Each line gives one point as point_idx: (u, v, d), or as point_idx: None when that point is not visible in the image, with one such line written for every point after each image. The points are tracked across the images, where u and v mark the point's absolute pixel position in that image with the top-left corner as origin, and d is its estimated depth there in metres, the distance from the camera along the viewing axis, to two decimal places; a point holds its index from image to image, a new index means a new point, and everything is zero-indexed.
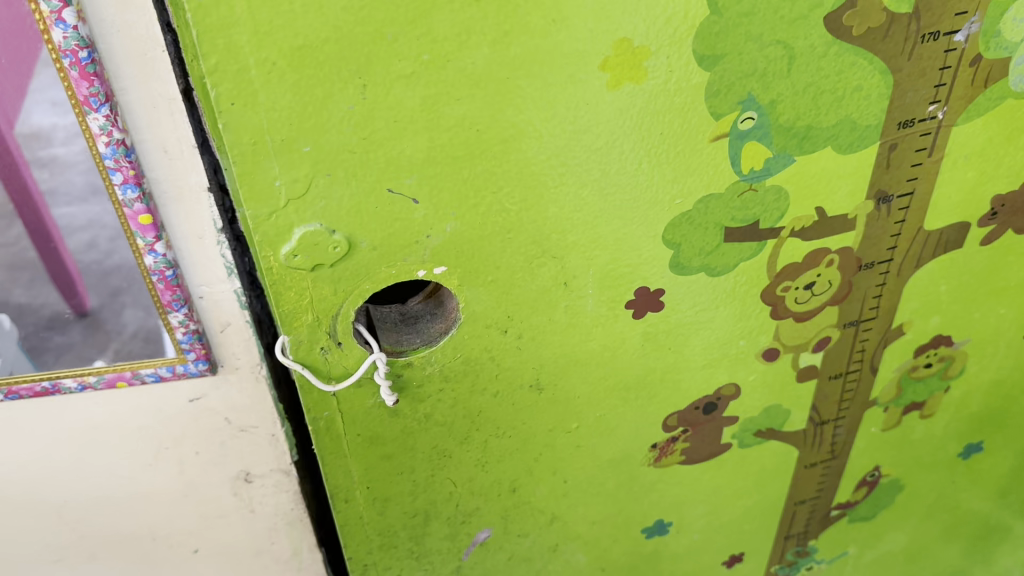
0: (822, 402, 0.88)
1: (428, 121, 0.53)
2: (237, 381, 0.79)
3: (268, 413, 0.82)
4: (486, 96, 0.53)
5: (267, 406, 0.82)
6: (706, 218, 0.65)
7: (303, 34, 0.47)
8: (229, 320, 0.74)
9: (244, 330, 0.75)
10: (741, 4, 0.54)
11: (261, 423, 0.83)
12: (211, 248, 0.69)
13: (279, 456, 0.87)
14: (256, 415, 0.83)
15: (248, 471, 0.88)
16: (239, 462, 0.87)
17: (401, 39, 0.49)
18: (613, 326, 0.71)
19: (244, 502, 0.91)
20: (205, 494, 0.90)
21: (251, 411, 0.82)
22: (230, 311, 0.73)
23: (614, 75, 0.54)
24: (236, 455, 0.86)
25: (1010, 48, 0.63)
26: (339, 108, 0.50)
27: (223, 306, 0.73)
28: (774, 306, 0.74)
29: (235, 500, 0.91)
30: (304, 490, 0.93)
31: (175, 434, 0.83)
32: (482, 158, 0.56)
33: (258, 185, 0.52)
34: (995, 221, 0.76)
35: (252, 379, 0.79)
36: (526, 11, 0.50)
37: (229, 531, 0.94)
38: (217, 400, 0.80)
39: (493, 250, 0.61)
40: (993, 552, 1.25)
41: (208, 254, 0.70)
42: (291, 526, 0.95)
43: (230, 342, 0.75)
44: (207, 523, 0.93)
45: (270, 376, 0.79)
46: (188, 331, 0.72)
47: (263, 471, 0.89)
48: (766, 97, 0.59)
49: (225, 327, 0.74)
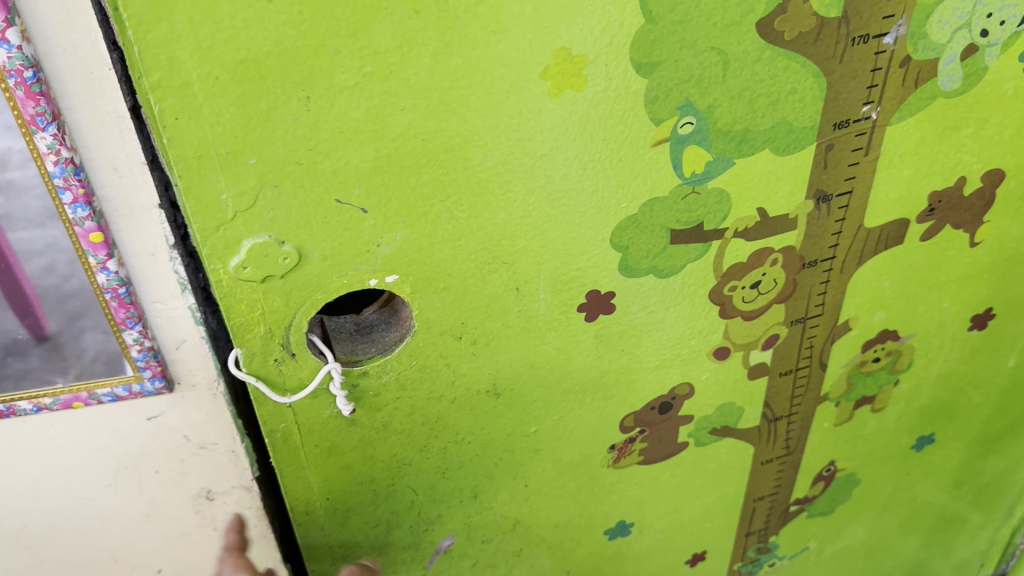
0: (775, 399, 0.90)
1: (374, 132, 0.53)
2: (194, 399, 0.79)
3: (227, 429, 0.82)
4: (430, 106, 0.54)
5: (226, 422, 0.82)
6: (651, 221, 0.67)
7: (245, 47, 0.47)
8: (184, 337, 0.74)
9: (199, 346, 0.75)
10: (674, 13, 0.56)
11: (220, 439, 0.83)
12: (163, 265, 0.69)
13: (240, 472, 0.87)
14: (216, 432, 0.82)
15: (209, 489, 0.88)
16: (200, 479, 0.87)
17: (344, 51, 0.49)
18: (567, 330, 0.72)
19: (207, 520, 0.91)
20: (167, 514, 0.89)
21: (210, 428, 0.82)
22: (184, 328, 0.73)
23: (555, 83, 0.56)
24: (196, 473, 0.86)
25: (937, 49, 0.65)
26: (283, 119, 0.51)
27: (177, 323, 0.73)
28: (722, 305, 0.77)
29: (197, 518, 0.90)
30: (267, 506, 0.92)
31: (134, 452, 0.82)
32: (429, 167, 0.57)
33: (205, 198, 0.53)
34: (933, 217, 0.79)
35: (210, 396, 0.79)
36: (466, 22, 0.51)
37: (193, 550, 0.93)
38: (175, 417, 0.80)
39: (444, 257, 0.62)
40: (948, 541, 1.28)
41: (160, 271, 0.70)
42: (255, 542, 0.95)
43: (186, 359, 0.76)
44: (171, 542, 0.92)
45: (227, 392, 0.79)
46: (143, 348, 0.72)
47: (225, 488, 0.88)
48: (704, 103, 0.61)
49: (180, 344, 0.74)
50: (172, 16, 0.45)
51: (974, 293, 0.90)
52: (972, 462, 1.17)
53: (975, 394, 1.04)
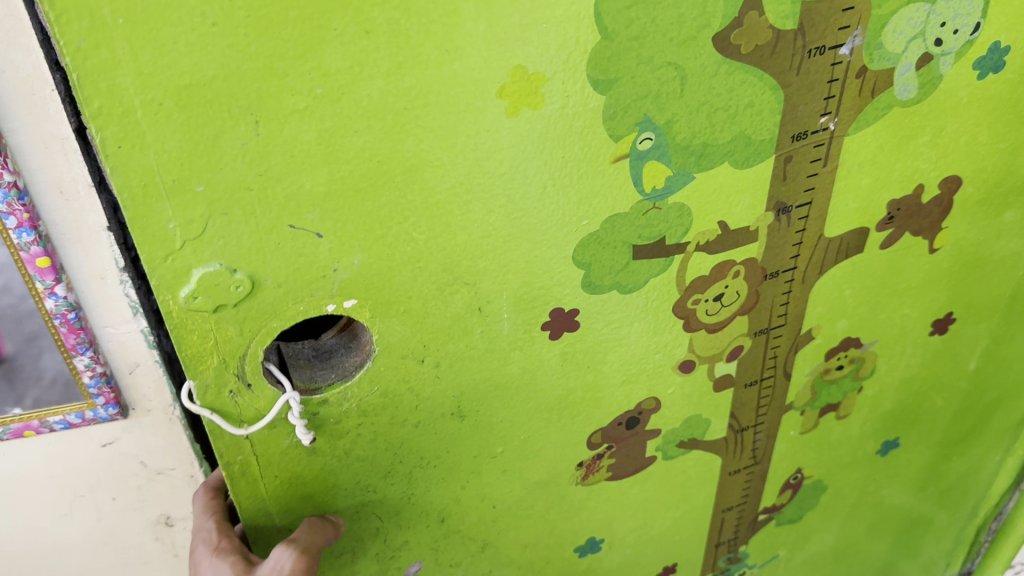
0: (740, 410, 0.89)
1: (326, 155, 0.52)
2: (150, 424, 0.78)
3: (185, 455, 0.81)
4: (383, 127, 0.52)
5: (184, 447, 0.81)
6: (613, 237, 0.66)
7: (189, 72, 0.46)
8: (137, 361, 0.73)
9: (154, 370, 0.74)
10: (630, 29, 0.55)
11: (178, 465, 0.82)
12: (113, 288, 0.68)
13: None
14: (173, 457, 0.81)
15: (168, 515, 0.87)
16: (159, 505, 0.86)
17: (292, 73, 0.48)
18: (531, 349, 0.71)
19: (167, 546, 0.90)
20: (125, 542, 0.88)
21: (167, 454, 0.81)
22: (137, 352, 0.72)
23: (512, 102, 0.55)
24: (155, 499, 0.85)
25: (893, 59, 0.66)
26: (231, 144, 0.49)
27: (130, 347, 0.72)
28: (686, 319, 0.76)
29: (158, 544, 0.90)
30: None
31: (89, 481, 0.81)
32: (385, 189, 0.55)
33: (151, 228, 0.50)
34: (893, 224, 0.79)
35: (166, 420, 0.78)
36: (418, 41, 0.50)
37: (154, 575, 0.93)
38: (131, 444, 0.79)
39: (403, 280, 0.61)
40: (913, 541, 1.30)
41: (110, 294, 0.68)
42: None
43: (141, 383, 0.75)
44: (131, 569, 0.92)
45: (183, 417, 0.78)
46: (96, 374, 0.71)
47: (185, 514, 0.87)
48: (661, 118, 0.61)
49: (134, 368, 0.73)
50: (112, 39, 0.43)
51: (934, 299, 0.90)
52: (936, 464, 1.18)
53: (938, 398, 1.05)
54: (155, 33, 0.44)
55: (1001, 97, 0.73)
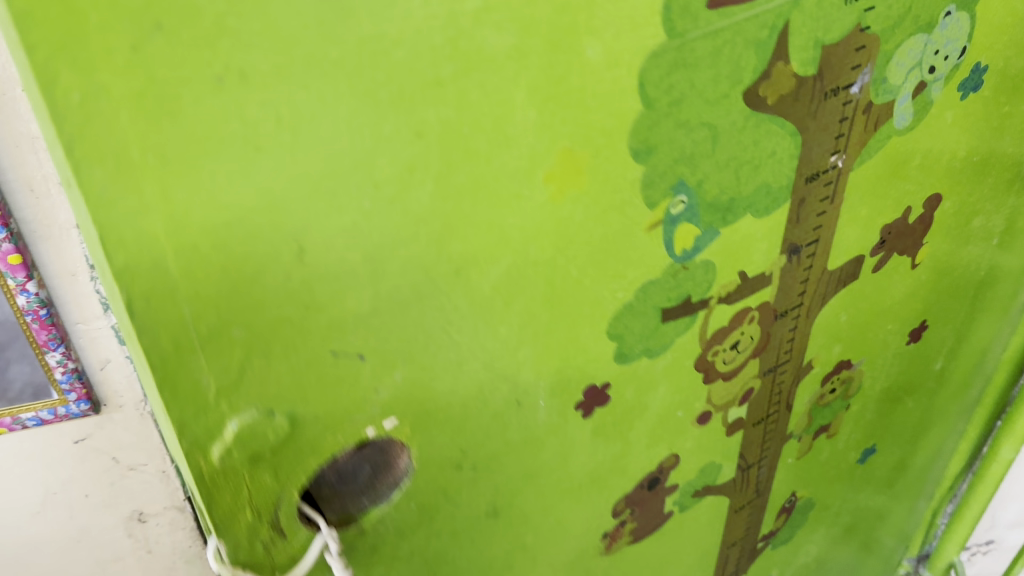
0: (748, 449, 0.87)
1: (373, 271, 0.46)
2: (121, 419, 0.97)
3: (154, 449, 1.01)
4: (431, 232, 0.47)
5: (152, 441, 1.00)
6: (645, 304, 0.62)
7: (229, 206, 0.38)
8: (106, 358, 0.90)
9: (121, 367, 0.91)
10: (671, 95, 0.51)
11: (150, 460, 1.02)
12: (84, 285, 0.83)
13: (171, 493, 1.08)
14: (145, 454, 1.02)
15: (141, 511, 1.09)
16: (132, 502, 1.07)
17: (341, 189, 0.41)
18: (565, 431, 0.66)
19: (141, 541, 1.13)
20: (104, 536, 1.11)
21: (139, 449, 1.00)
22: (107, 348, 0.89)
23: (558, 185, 0.50)
24: (128, 494, 1.06)
25: (893, 91, 0.65)
26: (275, 277, 0.42)
27: (100, 344, 0.89)
28: (706, 372, 0.73)
29: (132, 539, 1.12)
30: (193, 527, 1.14)
31: (67, 476, 1.01)
32: (430, 297, 0.49)
33: (182, 387, 0.43)
34: (883, 248, 0.79)
35: (136, 416, 0.97)
36: (470, 135, 0.44)
37: (129, 567, 1.16)
38: (102, 439, 0.98)
39: (444, 388, 0.55)
40: (882, 536, 1.33)
41: (83, 293, 0.84)
42: (185, 561, 1.18)
43: (110, 378, 0.92)
44: (108, 564, 1.15)
45: (149, 411, 0.97)
46: (68, 370, 0.87)
47: (156, 510, 1.10)
48: (694, 179, 0.57)
49: (104, 364, 0.90)
50: (152, 184, 0.36)
51: (911, 310, 0.92)
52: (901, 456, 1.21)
53: (909, 400, 1.07)
54: (195, 168, 0.36)
55: (979, 114, 0.74)
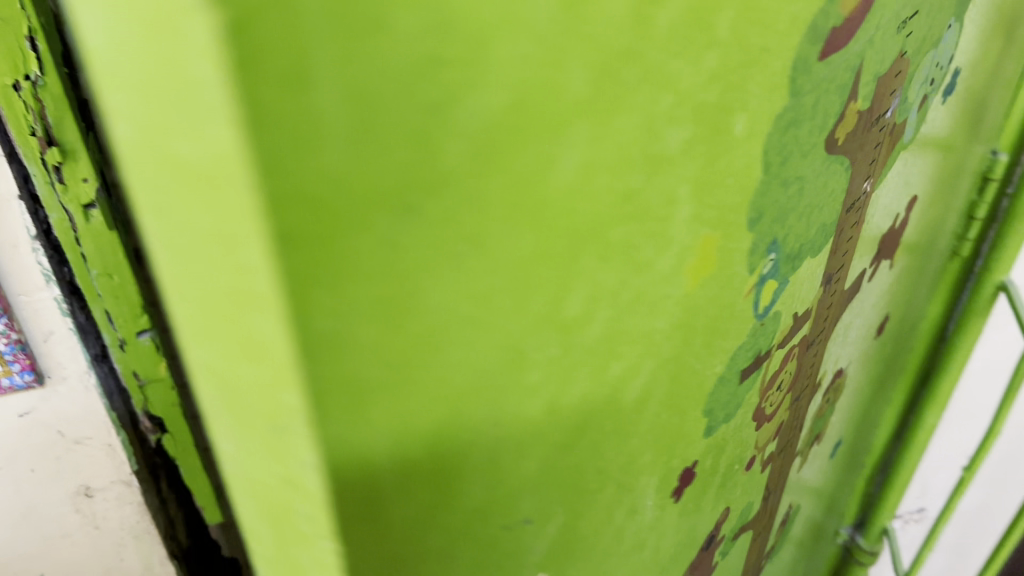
0: (771, 477, 0.86)
1: (547, 423, 0.38)
2: (66, 390, 0.96)
3: (101, 422, 1.00)
4: (597, 363, 0.40)
5: (99, 416, 0.99)
6: (732, 371, 0.58)
7: (435, 400, 0.30)
8: (50, 330, 0.90)
9: (66, 339, 0.90)
10: (782, 155, 0.47)
11: (94, 433, 1.01)
12: (27, 256, 0.82)
13: (118, 467, 1.06)
14: (90, 427, 1.01)
15: (88, 485, 1.08)
16: (78, 476, 1.07)
17: (537, 344, 0.34)
18: (662, 521, 0.60)
19: (89, 517, 1.13)
20: (54, 510, 1.12)
21: (84, 421, 1.00)
22: (50, 319, 0.89)
23: (694, 275, 0.45)
24: (75, 468, 1.06)
25: (908, 108, 0.64)
26: (465, 462, 0.34)
27: (44, 314, 0.88)
28: (759, 419, 0.70)
29: (80, 515, 1.13)
30: (146, 503, 1.11)
31: (14, 450, 1.02)
32: (587, 431, 0.42)
33: None
34: (872, 255, 0.80)
35: (81, 387, 0.96)
36: (641, 246, 0.38)
37: (80, 541, 1.17)
38: (47, 411, 0.98)
39: (584, 523, 0.48)
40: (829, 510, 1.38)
41: (25, 264, 0.83)
42: (137, 538, 1.16)
43: (55, 351, 0.91)
44: (60, 537, 1.17)
45: (97, 386, 0.96)
46: (11, 341, 0.89)
47: (104, 484, 1.09)
48: (782, 235, 0.53)
49: (47, 335, 0.90)
50: (348, 372, 0.27)
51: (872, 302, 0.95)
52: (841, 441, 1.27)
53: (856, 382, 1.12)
54: (404, 340, 0.28)
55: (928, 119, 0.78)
